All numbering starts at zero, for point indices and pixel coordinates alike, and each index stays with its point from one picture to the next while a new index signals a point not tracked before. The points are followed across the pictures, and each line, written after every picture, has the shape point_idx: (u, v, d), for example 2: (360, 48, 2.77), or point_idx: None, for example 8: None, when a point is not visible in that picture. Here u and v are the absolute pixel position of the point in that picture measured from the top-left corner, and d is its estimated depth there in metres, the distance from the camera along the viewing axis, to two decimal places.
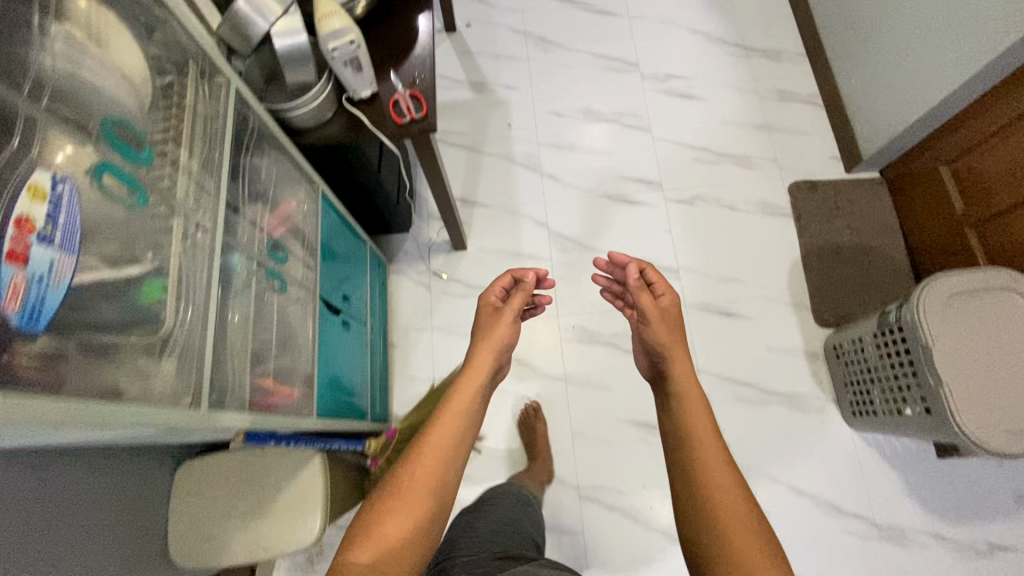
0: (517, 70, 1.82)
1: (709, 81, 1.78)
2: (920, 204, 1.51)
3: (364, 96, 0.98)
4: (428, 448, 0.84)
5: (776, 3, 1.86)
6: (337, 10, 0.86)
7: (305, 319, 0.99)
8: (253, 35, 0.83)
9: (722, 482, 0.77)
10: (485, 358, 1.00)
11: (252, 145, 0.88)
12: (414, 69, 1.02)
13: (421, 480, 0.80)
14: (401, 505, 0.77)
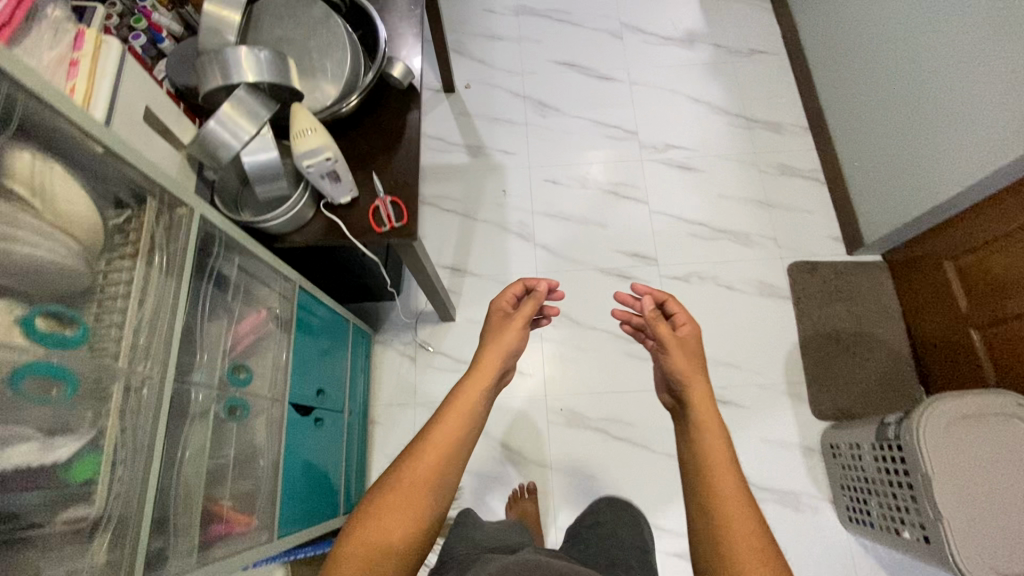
0: (514, 134, 1.79)
1: (709, 152, 1.74)
2: (924, 296, 1.45)
3: (342, 201, 0.95)
4: (429, 453, 0.88)
5: (779, 74, 1.83)
6: (314, 127, 0.83)
7: (271, 431, 0.94)
8: (223, 154, 0.80)
9: (728, 502, 0.77)
10: (491, 361, 1.00)
11: (220, 258, 0.84)
12: (397, 172, 0.99)
13: (418, 485, 0.85)
14: (397, 507, 0.82)
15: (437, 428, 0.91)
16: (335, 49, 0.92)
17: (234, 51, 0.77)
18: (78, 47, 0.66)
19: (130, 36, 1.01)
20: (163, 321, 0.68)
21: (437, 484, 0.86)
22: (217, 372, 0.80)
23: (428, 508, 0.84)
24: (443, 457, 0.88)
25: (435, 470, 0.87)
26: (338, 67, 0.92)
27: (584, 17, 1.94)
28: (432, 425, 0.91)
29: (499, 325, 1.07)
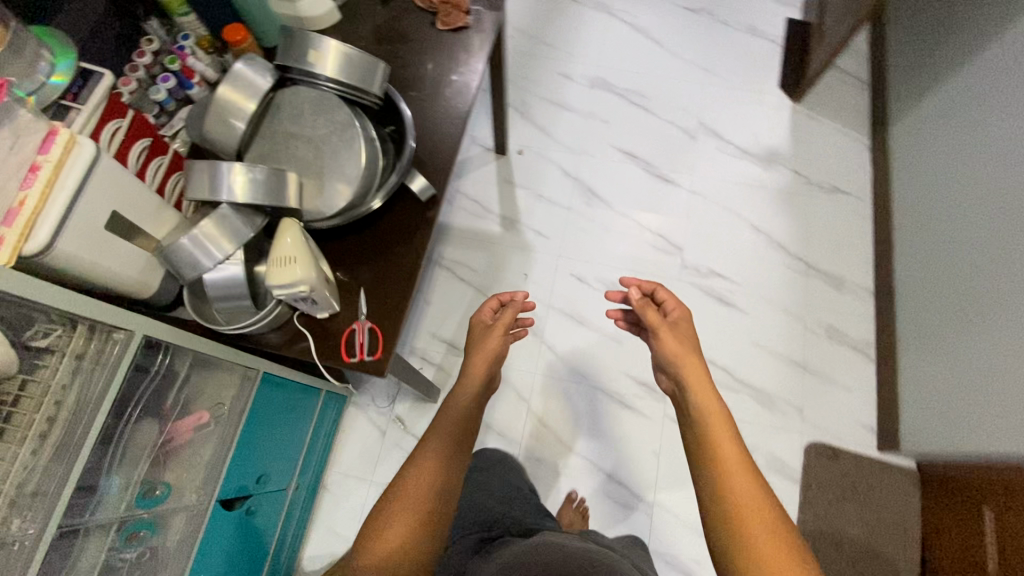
0: (553, 216, 1.68)
1: (754, 290, 1.58)
2: (953, 546, 1.26)
3: (320, 315, 0.87)
4: (429, 449, 0.90)
5: (856, 223, 1.65)
6: (296, 255, 0.74)
7: (186, 533, 0.88)
8: (185, 267, 0.71)
9: (741, 486, 0.76)
10: (481, 366, 1.00)
11: (167, 360, 0.79)
12: (386, 293, 0.90)
13: (425, 482, 0.86)
14: (406, 508, 0.83)
15: (432, 433, 0.92)
16: (351, 160, 0.84)
17: (226, 165, 0.70)
18: (43, 151, 0.59)
19: (159, 78, 0.95)
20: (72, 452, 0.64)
21: (444, 482, 0.87)
22: (135, 477, 0.78)
23: (439, 504, 0.85)
24: (445, 453, 0.90)
25: (439, 467, 0.88)
26: (349, 180, 0.84)
27: (662, 107, 1.80)
28: (428, 430, 0.92)
29: (483, 334, 1.05)
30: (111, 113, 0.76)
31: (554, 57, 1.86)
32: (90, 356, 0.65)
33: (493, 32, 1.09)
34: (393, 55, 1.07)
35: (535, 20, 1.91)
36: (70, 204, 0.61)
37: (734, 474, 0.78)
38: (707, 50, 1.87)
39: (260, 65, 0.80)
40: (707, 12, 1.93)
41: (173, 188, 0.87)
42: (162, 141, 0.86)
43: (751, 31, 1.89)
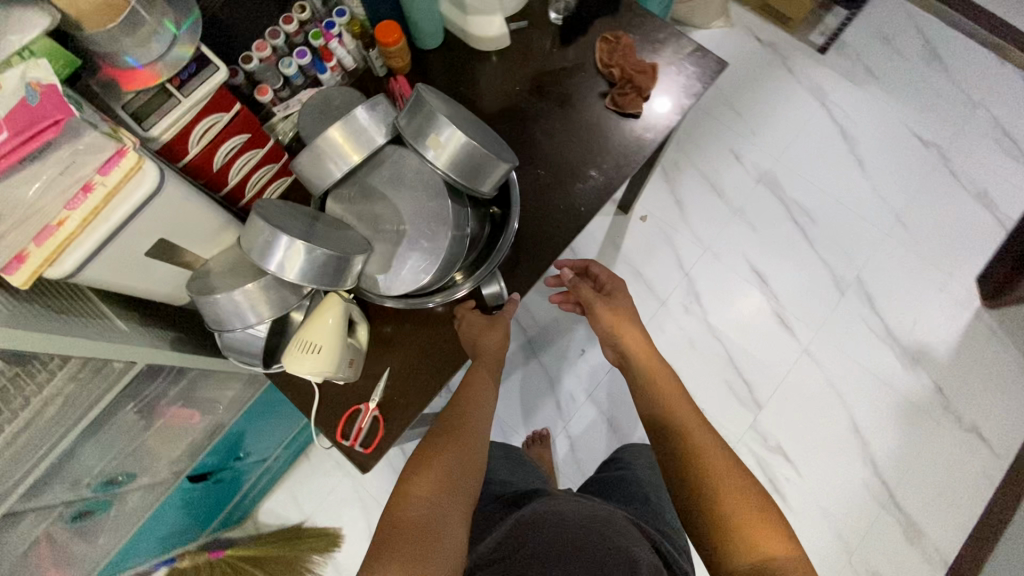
0: (644, 304, 1.50)
1: (814, 492, 1.36)
2: None
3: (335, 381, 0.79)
4: (467, 389, 0.82)
5: (974, 481, 1.35)
6: (322, 346, 0.67)
7: (138, 507, 0.88)
8: (207, 314, 0.64)
9: (705, 445, 0.75)
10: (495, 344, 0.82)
11: (171, 372, 0.75)
12: (408, 386, 0.81)
13: (469, 418, 0.79)
14: (455, 444, 0.75)
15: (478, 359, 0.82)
16: (431, 250, 0.72)
17: (285, 237, 0.60)
18: (101, 172, 0.52)
19: (295, 51, 0.86)
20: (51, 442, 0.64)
21: (480, 421, 0.80)
22: (106, 459, 0.77)
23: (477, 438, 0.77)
24: (484, 390, 0.82)
25: (479, 404, 0.81)
26: (419, 271, 0.73)
27: (823, 239, 1.53)
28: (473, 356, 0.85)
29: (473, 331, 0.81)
30: (214, 107, 0.69)
31: (733, 128, 1.61)
32: (88, 366, 0.62)
33: (663, 137, 0.91)
34: (541, 118, 0.92)
35: (734, 79, 1.64)
36: (112, 233, 0.55)
37: (684, 414, 0.80)
38: (910, 197, 1.55)
39: (381, 114, 0.70)
40: (938, 151, 1.57)
41: (254, 182, 0.82)
42: (265, 136, 0.79)
43: (978, 198, 1.53)
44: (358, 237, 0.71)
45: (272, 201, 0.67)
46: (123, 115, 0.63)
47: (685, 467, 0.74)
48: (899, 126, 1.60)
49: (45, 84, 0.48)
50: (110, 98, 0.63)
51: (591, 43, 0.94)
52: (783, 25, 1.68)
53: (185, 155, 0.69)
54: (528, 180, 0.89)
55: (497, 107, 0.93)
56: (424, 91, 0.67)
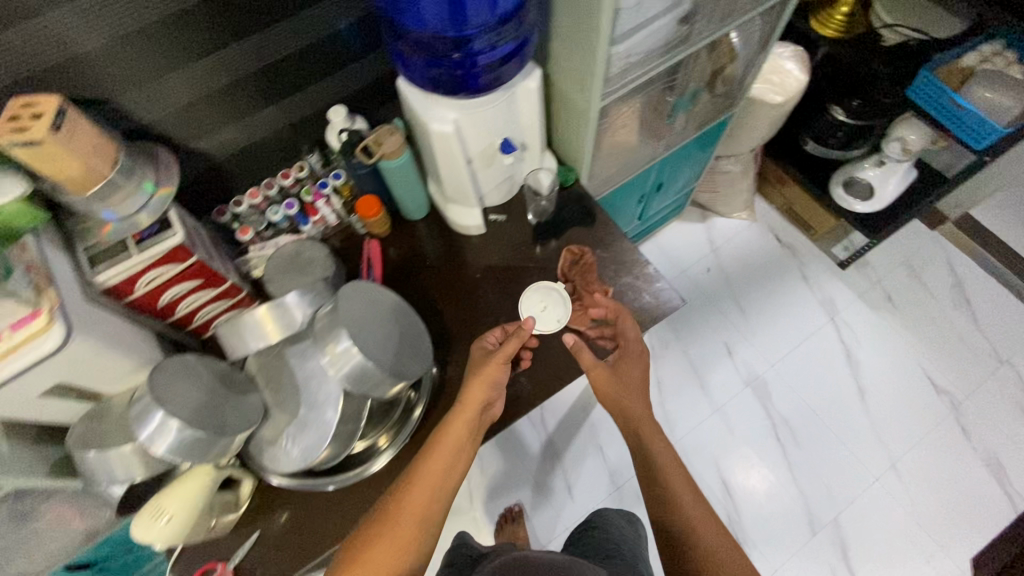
0: (597, 482, 1.43)
1: None
2: None
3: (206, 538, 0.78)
4: (428, 459, 0.75)
5: None
6: (178, 513, 0.67)
7: None
8: (79, 458, 0.66)
9: (696, 515, 0.73)
10: (475, 398, 0.80)
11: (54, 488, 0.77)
12: (271, 553, 0.79)
13: (420, 496, 0.72)
14: (393, 531, 0.69)
15: (456, 412, 0.79)
16: (320, 433, 0.73)
17: (159, 412, 0.64)
18: (12, 328, 0.60)
19: (285, 202, 0.95)
20: None
21: (438, 499, 0.73)
22: None
23: (427, 519, 0.71)
24: (450, 456, 0.75)
25: (440, 477, 0.73)
26: (302, 457, 0.73)
27: (804, 466, 1.42)
28: (448, 415, 0.79)
29: (483, 362, 0.84)
30: (167, 261, 0.75)
31: (734, 322, 1.57)
32: None
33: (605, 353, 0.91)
34: (491, 310, 0.95)
35: (745, 274, 1.63)
36: (1, 384, 0.59)
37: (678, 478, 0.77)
38: (912, 445, 1.43)
39: (308, 303, 0.75)
40: (950, 402, 1.46)
41: (206, 313, 0.88)
42: (222, 281, 0.85)
43: (987, 465, 1.40)
44: (257, 405, 0.74)
45: (183, 360, 0.72)
46: (80, 258, 0.72)
47: (678, 543, 0.71)
48: (911, 364, 1.51)
49: None
50: (79, 240, 0.72)
51: (558, 249, 0.98)
52: (806, 232, 1.66)
53: (131, 294, 0.76)
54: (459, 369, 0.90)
55: (453, 287, 0.97)
56: (345, 293, 0.71)
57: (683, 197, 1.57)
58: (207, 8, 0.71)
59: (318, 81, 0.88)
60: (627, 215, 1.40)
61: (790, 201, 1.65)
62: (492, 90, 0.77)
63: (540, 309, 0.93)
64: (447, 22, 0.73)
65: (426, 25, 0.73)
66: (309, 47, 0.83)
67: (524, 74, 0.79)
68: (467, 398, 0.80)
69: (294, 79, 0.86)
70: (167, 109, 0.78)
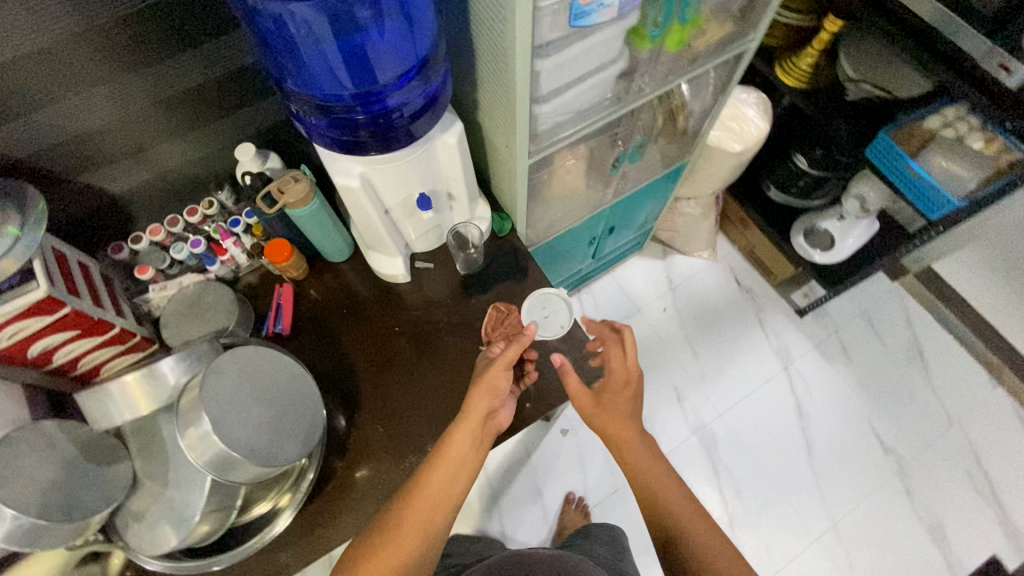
0: (533, 528, 1.38)
1: None
2: None
3: None
4: (431, 474, 0.72)
5: None
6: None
7: None
8: None
9: (684, 521, 0.71)
10: (479, 406, 0.77)
11: None
12: None
13: (419, 510, 0.69)
14: (388, 545, 0.66)
15: (459, 423, 0.76)
16: (188, 513, 0.67)
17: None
18: None
19: (190, 240, 0.88)
20: None
21: (438, 512, 0.70)
22: None
23: (427, 534, 0.68)
24: (453, 467, 0.72)
25: (442, 490, 0.71)
26: (164, 538, 0.67)
27: (745, 521, 1.39)
28: (450, 427, 0.76)
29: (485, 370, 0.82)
30: (31, 314, 0.68)
31: (687, 367, 1.53)
32: None
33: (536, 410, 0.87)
34: (407, 367, 0.89)
35: (702, 316, 1.59)
36: None
37: (666, 482, 0.75)
38: (855, 504, 1.40)
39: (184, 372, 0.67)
40: (897, 463, 1.44)
41: (91, 358, 0.81)
42: (107, 326, 0.78)
43: (929, 530, 1.38)
44: (121, 476, 0.68)
45: (36, 428, 0.65)
46: None
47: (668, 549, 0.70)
48: (861, 420, 1.48)
49: None
50: None
51: (485, 305, 0.93)
52: (766, 276, 1.62)
53: None
54: (364, 431, 0.85)
55: (369, 340, 0.91)
56: (219, 366, 0.65)
57: (643, 233, 1.51)
58: (115, 33, 0.65)
59: (224, 116, 0.82)
60: (579, 254, 1.34)
61: (751, 244, 1.61)
62: (402, 151, 0.70)
63: (545, 317, 0.91)
64: (343, 78, 0.66)
65: (314, 82, 0.66)
66: (210, 82, 0.77)
67: (437, 133, 0.73)
68: (470, 408, 0.77)
69: (195, 114, 0.80)
70: (42, 145, 0.71)
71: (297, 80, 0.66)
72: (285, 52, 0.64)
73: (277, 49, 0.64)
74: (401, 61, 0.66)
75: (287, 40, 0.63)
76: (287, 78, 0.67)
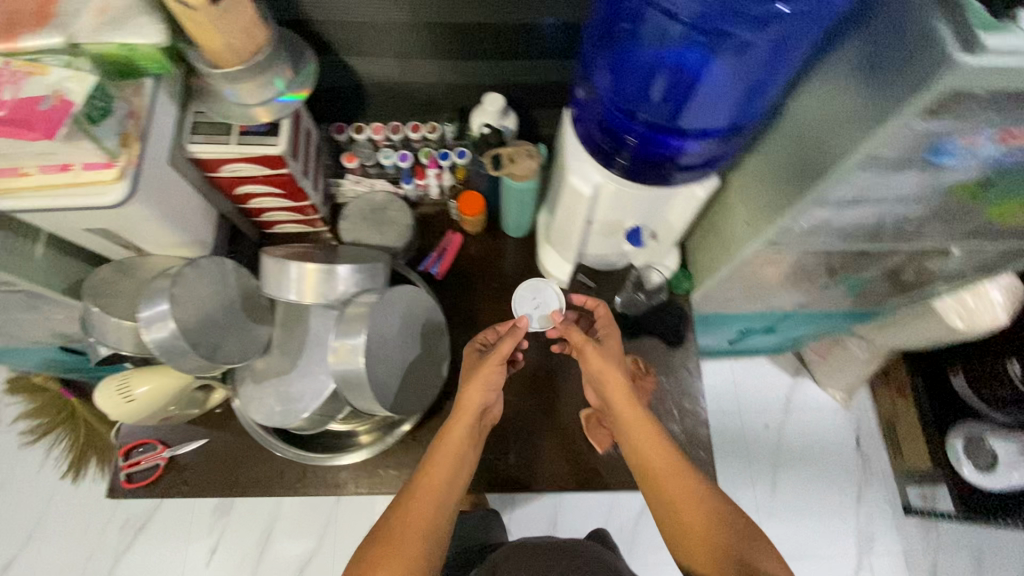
0: None
1: None
2: None
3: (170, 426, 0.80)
4: (429, 470, 0.65)
5: None
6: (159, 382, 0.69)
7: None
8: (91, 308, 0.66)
9: (678, 487, 0.62)
10: (474, 403, 0.70)
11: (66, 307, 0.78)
12: (205, 463, 0.79)
13: (425, 502, 0.63)
14: (398, 543, 0.59)
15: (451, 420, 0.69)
16: (294, 402, 0.69)
17: (166, 305, 0.63)
18: (84, 166, 0.58)
19: (401, 152, 0.89)
20: None
21: (445, 511, 0.63)
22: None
23: (434, 532, 0.61)
24: (455, 461, 0.66)
25: (445, 483, 0.64)
26: (267, 412, 0.70)
27: None
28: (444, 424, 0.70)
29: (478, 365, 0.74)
30: (259, 162, 0.72)
31: (759, 493, 1.41)
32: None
33: (546, 433, 0.85)
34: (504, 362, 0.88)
35: (802, 455, 1.44)
36: (53, 210, 0.59)
37: (653, 446, 0.66)
38: None
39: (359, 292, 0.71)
40: None
41: (277, 216, 0.86)
42: (301, 198, 0.82)
43: None
44: (259, 338, 0.72)
45: (219, 263, 0.70)
46: (188, 118, 0.70)
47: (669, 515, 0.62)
48: None
49: (64, 97, 0.51)
50: (195, 101, 0.70)
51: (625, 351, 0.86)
52: (893, 454, 1.43)
53: (216, 173, 0.74)
54: None
55: (502, 325, 0.89)
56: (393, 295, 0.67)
57: (788, 344, 1.38)
58: None
59: (494, 58, 0.80)
60: (721, 334, 1.24)
61: (897, 416, 1.41)
62: (649, 184, 0.65)
63: (534, 305, 0.84)
64: (656, 94, 0.62)
65: (625, 79, 0.62)
66: (502, 27, 0.75)
67: (696, 187, 0.66)
68: (463, 402, 0.69)
69: (472, 45, 0.78)
70: (336, 12, 0.72)
71: (606, 68, 0.62)
72: (625, 26, 0.61)
73: (616, 29, 0.62)
74: (721, 109, 0.60)
75: (634, 28, 0.60)
76: (599, 60, 0.63)
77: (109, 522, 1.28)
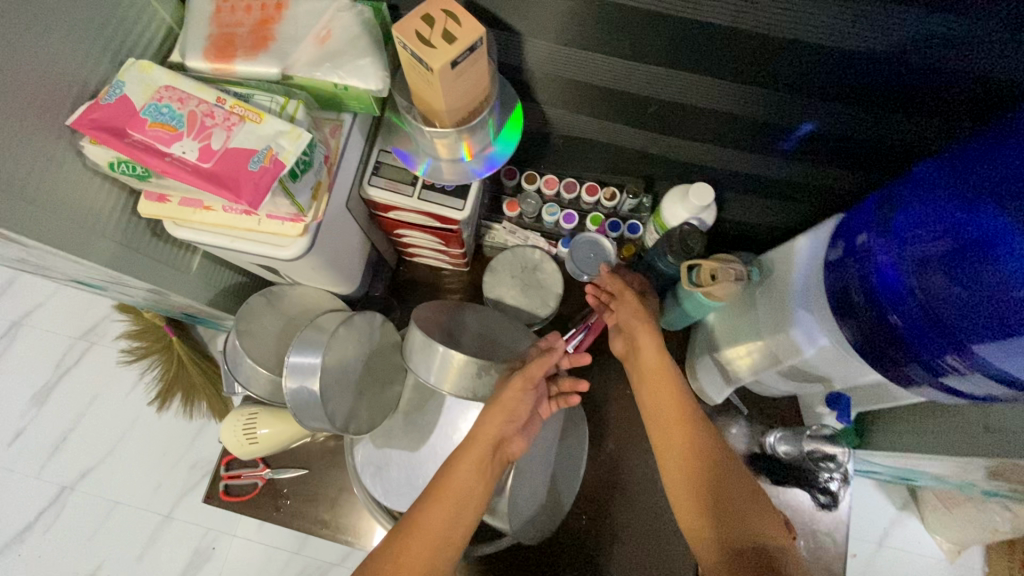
0: None
1: None
2: None
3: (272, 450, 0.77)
4: (431, 506, 0.55)
5: None
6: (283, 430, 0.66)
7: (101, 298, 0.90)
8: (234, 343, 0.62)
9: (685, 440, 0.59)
10: (491, 432, 0.60)
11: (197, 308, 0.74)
12: (299, 494, 0.77)
13: (423, 541, 0.53)
14: None
15: (461, 451, 0.59)
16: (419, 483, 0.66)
17: (316, 361, 0.58)
18: (268, 215, 0.52)
19: (568, 212, 0.80)
20: (61, 270, 0.65)
21: (442, 550, 0.53)
22: (101, 289, 0.77)
23: None
24: (457, 499, 0.56)
25: (445, 519, 0.54)
26: (388, 484, 0.67)
27: None
28: (451, 454, 0.59)
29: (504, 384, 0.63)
30: (433, 219, 0.65)
31: None
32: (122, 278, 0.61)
33: (635, 530, 0.76)
34: (610, 453, 0.79)
35: None
36: (226, 249, 0.54)
37: (669, 398, 0.62)
38: None
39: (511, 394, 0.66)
40: None
41: (424, 252, 0.80)
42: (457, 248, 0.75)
43: None
44: (390, 401, 0.67)
45: (371, 317, 0.65)
46: (372, 154, 0.63)
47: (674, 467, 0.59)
48: None
49: (277, 158, 0.44)
50: (383, 138, 0.63)
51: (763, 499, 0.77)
52: None
53: (382, 214, 0.67)
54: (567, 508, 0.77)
55: (630, 429, 0.80)
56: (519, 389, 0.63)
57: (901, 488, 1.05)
58: (772, 42, 0.50)
59: (709, 143, 0.68)
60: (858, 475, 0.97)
61: None
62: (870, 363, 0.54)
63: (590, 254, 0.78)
64: (960, 300, 0.45)
65: (954, 263, 0.45)
66: (760, 120, 0.61)
67: (938, 395, 0.53)
68: (475, 433, 0.60)
69: (695, 124, 0.65)
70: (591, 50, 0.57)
71: (930, 237, 0.46)
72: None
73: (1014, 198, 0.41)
74: None
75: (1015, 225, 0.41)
76: (931, 224, 0.46)
77: (182, 458, 1.12)
